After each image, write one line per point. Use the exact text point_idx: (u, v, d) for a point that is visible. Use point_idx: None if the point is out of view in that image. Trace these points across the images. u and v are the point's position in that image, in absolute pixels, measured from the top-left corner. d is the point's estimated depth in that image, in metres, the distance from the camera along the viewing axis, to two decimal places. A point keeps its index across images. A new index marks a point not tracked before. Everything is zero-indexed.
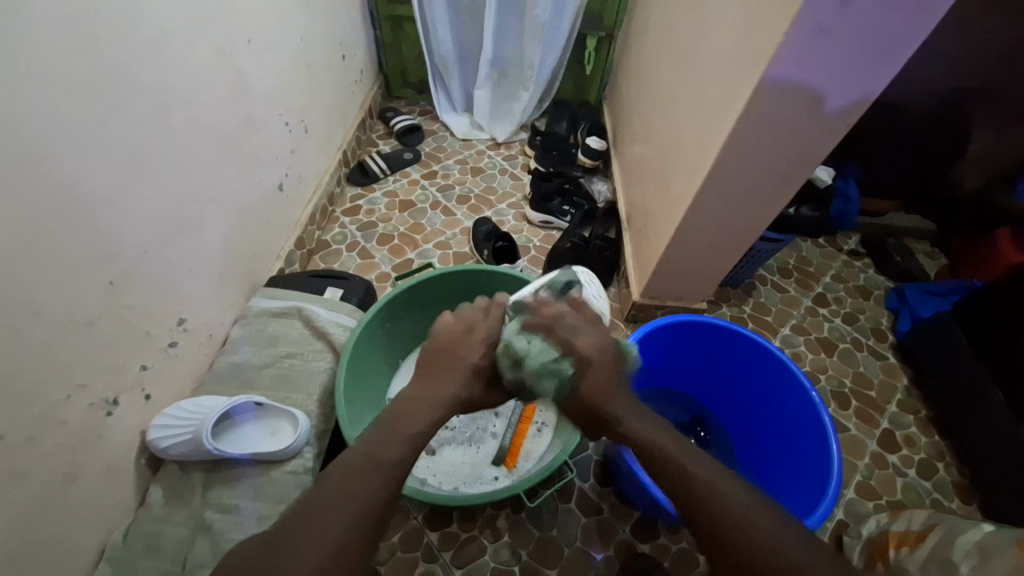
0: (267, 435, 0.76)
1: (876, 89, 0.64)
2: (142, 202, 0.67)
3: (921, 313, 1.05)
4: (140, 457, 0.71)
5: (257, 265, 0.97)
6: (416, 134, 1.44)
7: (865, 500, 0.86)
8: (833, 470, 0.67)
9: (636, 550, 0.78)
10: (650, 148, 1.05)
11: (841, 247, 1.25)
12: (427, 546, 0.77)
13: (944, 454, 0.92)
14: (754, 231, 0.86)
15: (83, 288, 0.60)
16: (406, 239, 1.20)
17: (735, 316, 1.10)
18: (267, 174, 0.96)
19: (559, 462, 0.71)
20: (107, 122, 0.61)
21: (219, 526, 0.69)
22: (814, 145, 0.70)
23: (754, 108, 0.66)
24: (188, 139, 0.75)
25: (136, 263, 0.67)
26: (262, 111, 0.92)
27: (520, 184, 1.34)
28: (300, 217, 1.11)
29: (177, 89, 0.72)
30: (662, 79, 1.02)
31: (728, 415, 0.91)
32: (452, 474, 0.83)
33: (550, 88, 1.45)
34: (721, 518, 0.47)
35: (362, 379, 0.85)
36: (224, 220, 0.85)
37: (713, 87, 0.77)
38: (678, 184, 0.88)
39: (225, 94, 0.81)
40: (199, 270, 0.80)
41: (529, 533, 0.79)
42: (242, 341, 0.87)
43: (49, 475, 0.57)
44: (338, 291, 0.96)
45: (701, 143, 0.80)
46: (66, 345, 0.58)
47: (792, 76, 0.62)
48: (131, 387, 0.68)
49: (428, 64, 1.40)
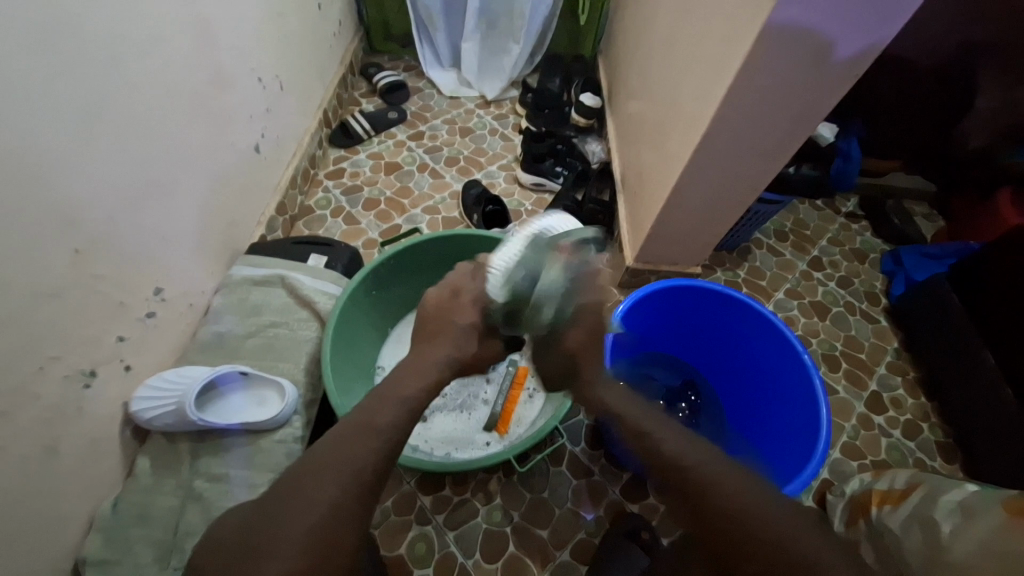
0: (255, 404, 0.75)
1: (887, 34, 0.60)
2: (104, 164, 0.63)
3: (916, 277, 1.05)
4: (125, 429, 0.70)
5: (237, 232, 0.93)
6: (401, 91, 1.36)
7: (850, 459, 0.88)
8: (822, 431, 0.67)
9: (626, 510, 0.79)
10: (646, 105, 1.00)
11: (839, 209, 1.23)
12: (420, 510, 0.78)
13: (929, 414, 0.94)
14: (752, 191, 0.83)
15: (44, 256, 0.56)
16: (393, 204, 1.16)
17: (729, 281, 1.08)
18: (242, 134, 0.91)
19: (549, 428, 0.71)
20: (55, 73, 0.56)
21: (210, 494, 0.69)
22: (820, 98, 0.66)
23: (757, 57, 0.62)
24: (152, 95, 0.69)
25: (104, 230, 0.64)
26: (232, 65, 0.86)
27: (511, 145, 1.29)
28: (280, 181, 1.06)
29: (137, 38, 0.66)
30: (660, 29, 0.96)
31: (720, 379, 0.92)
32: (444, 440, 0.83)
33: (542, 41, 1.37)
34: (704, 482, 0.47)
35: (350, 347, 0.83)
36: (198, 184, 0.81)
37: (714, 36, 0.72)
38: (674, 142, 0.84)
39: (189, 45, 0.75)
40: (173, 237, 0.76)
41: (521, 495, 0.80)
42: (225, 310, 0.84)
43: (29, 448, 0.56)
44: (322, 258, 0.93)
45: (699, 97, 0.75)
46: (34, 315, 0.56)
47: (799, 19, 0.57)
48: (109, 358, 0.67)
49: (411, 14, 1.31)
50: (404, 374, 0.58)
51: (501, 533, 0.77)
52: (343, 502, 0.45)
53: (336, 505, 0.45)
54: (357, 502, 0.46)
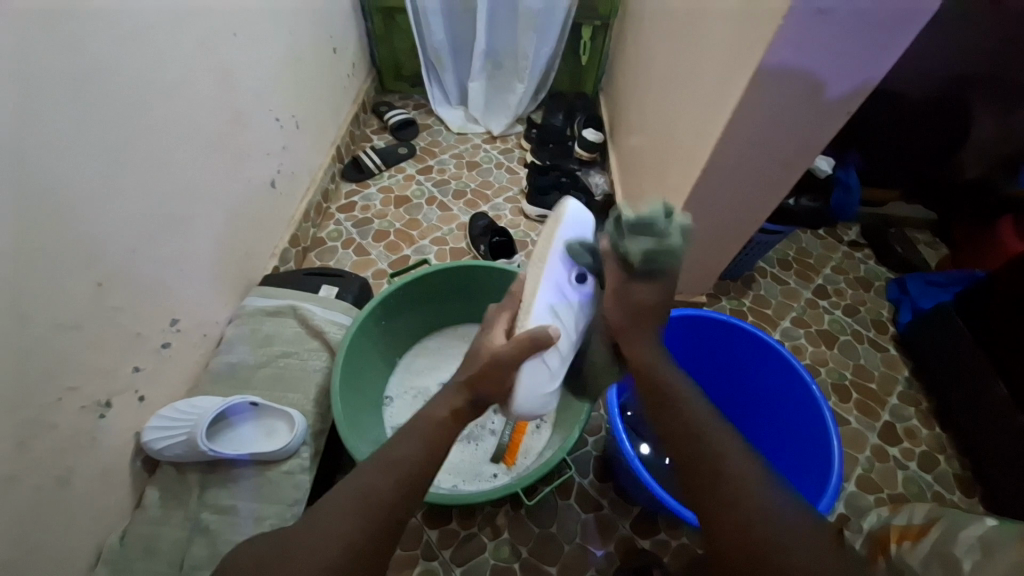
0: (264, 435, 0.76)
1: (876, 75, 0.62)
2: (126, 197, 0.66)
3: (923, 305, 1.05)
4: (136, 459, 0.71)
5: (251, 264, 0.96)
6: (411, 128, 1.42)
7: (866, 493, 0.86)
8: (834, 464, 0.66)
9: (637, 547, 0.77)
10: (647, 138, 1.04)
11: (841, 238, 1.24)
12: (427, 545, 0.77)
13: (945, 447, 0.92)
14: (753, 221, 0.85)
15: (66, 286, 0.58)
16: (402, 235, 1.19)
17: (735, 309, 1.09)
18: (258, 170, 0.95)
19: (557, 459, 0.70)
20: (85, 115, 0.59)
21: (216, 527, 0.69)
22: (815, 132, 0.69)
23: (752, 97, 0.65)
24: (174, 135, 0.73)
25: (124, 263, 0.66)
26: (252, 106, 0.91)
27: (517, 178, 1.33)
28: (294, 214, 1.10)
29: (163, 83, 0.70)
30: (658, 67, 1.00)
31: (728, 409, 0.91)
32: (452, 472, 0.83)
33: (546, 80, 1.43)
34: (742, 532, 0.44)
35: (359, 378, 0.84)
36: (216, 218, 0.84)
37: (710, 76, 0.75)
38: (675, 175, 0.87)
39: (212, 88, 0.80)
40: (190, 269, 0.79)
41: (529, 531, 0.79)
42: (238, 340, 0.86)
43: (42, 479, 0.57)
44: (333, 289, 0.96)
45: (698, 133, 0.78)
46: (52, 346, 0.57)
47: (790, 62, 0.60)
48: (124, 389, 0.68)
49: (422, 58, 1.38)
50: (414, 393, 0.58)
51: (509, 570, 0.75)
52: (360, 534, 0.45)
53: (349, 541, 0.45)
54: (371, 537, 0.46)
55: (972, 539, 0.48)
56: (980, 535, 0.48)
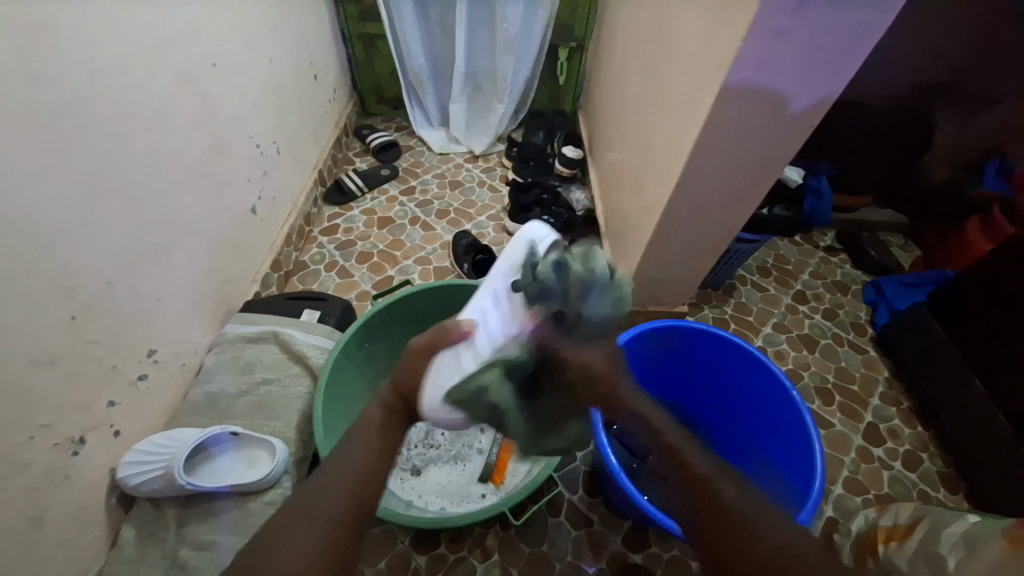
0: (245, 465, 0.74)
1: (835, 89, 0.65)
2: (103, 231, 0.65)
3: (898, 306, 1.07)
4: (111, 496, 0.69)
5: (232, 290, 0.95)
6: (393, 150, 1.44)
7: (853, 495, 0.86)
8: (817, 468, 0.67)
9: (628, 562, 0.77)
10: (624, 153, 1.06)
11: (817, 243, 1.27)
12: (415, 571, 0.75)
13: (928, 444, 0.93)
14: (727, 232, 0.87)
15: (40, 321, 0.57)
16: (386, 256, 1.19)
17: (717, 317, 1.10)
18: (239, 198, 0.95)
19: (544, 476, 0.70)
20: (60, 147, 0.59)
21: (196, 564, 0.66)
22: (781, 144, 0.72)
23: (718, 113, 0.67)
24: (152, 167, 0.73)
25: (101, 294, 0.65)
26: (232, 134, 0.91)
27: (499, 196, 1.35)
28: (276, 239, 1.10)
29: (142, 115, 0.71)
30: (632, 85, 1.03)
31: (716, 420, 0.90)
32: (439, 494, 0.81)
33: (525, 100, 1.47)
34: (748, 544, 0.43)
35: (341, 402, 0.83)
36: (195, 245, 0.83)
37: (680, 93, 0.78)
38: (651, 189, 0.89)
39: (191, 118, 0.80)
40: (169, 298, 0.78)
41: (519, 551, 0.77)
42: (218, 369, 0.84)
43: (15, 520, 0.55)
44: (315, 312, 0.95)
45: (670, 147, 0.80)
46: (25, 383, 0.56)
47: (753, 80, 0.63)
48: (99, 424, 0.66)
49: (402, 81, 1.40)
50: (393, 407, 0.55)
51: None
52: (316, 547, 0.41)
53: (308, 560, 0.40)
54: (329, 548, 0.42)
55: (953, 537, 0.48)
56: (962, 532, 0.48)
